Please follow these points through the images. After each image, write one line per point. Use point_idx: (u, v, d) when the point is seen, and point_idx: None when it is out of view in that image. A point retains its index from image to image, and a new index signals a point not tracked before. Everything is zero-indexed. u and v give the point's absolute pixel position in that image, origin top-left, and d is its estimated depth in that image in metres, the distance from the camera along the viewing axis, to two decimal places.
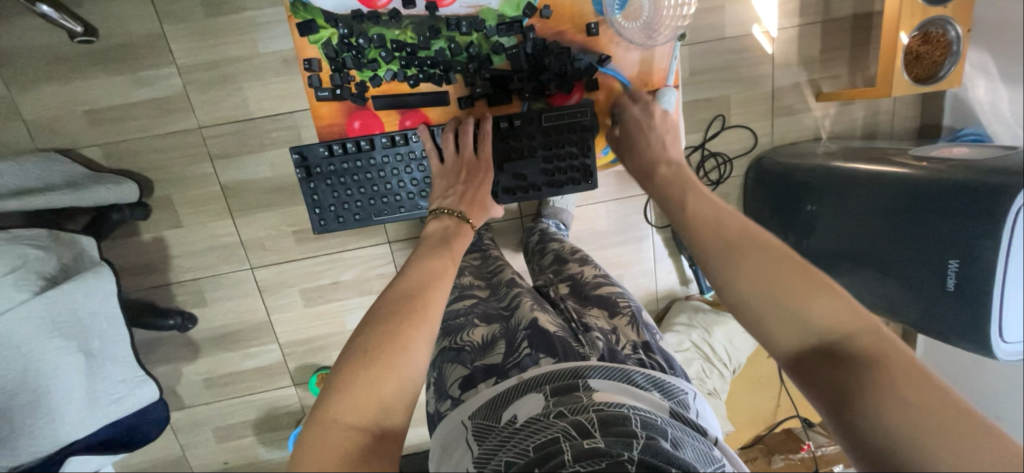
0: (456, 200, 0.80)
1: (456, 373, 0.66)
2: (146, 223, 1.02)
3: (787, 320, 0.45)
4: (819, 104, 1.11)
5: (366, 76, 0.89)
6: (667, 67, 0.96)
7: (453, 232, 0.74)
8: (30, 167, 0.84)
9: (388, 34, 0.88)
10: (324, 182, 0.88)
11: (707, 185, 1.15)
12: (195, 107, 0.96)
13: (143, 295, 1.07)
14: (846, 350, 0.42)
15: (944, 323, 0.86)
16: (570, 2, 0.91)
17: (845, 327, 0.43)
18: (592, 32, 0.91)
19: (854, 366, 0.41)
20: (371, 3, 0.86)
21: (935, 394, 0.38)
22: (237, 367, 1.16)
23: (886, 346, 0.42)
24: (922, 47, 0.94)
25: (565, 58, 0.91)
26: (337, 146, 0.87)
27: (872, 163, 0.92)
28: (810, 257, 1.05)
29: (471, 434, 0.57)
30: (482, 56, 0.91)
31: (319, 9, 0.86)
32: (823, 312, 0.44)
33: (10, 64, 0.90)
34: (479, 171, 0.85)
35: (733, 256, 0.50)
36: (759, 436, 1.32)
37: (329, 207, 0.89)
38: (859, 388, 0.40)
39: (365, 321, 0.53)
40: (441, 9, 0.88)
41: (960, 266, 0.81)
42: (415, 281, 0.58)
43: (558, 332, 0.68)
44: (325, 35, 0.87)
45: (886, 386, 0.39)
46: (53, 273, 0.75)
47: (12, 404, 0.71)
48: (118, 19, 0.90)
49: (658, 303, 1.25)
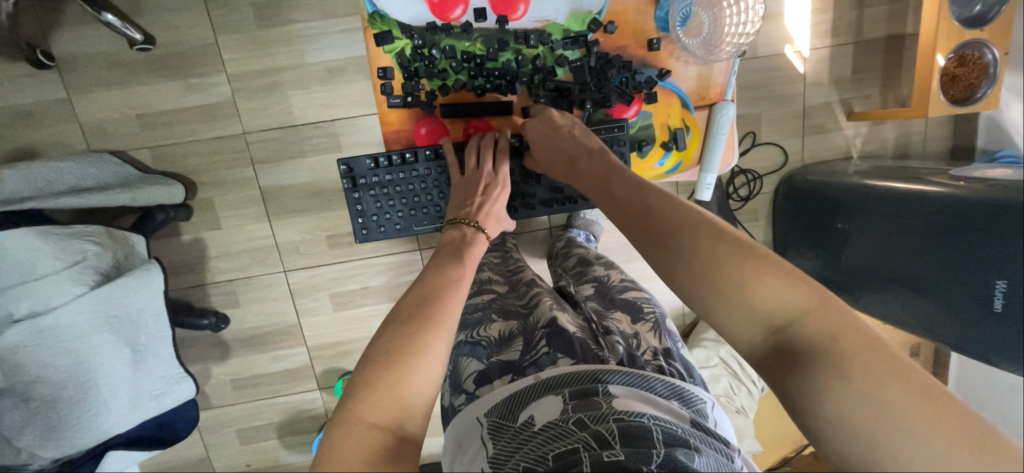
0: (474, 211, 0.81)
1: (471, 367, 0.68)
2: (187, 224, 1.05)
3: (739, 309, 0.47)
4: (850, 123, 1.12)
5: (435, 85, 0.93)
6: (724, 81, 0.98)
7: (470, 240, 0.74)
8: (88, 166, 0.88)
9: (459, 45, 0.92)
10: (368, 192, 0.91)
11: (736, 201, 1.16)
12: (242, 113, 1.00)
13: (181, 294, 1.09)
14: (798, 335, 0.45)
15: (986, 344, 0.84)
16: (633, 18, 0.94)
17: (793, 310, 0.45)
18: (654, 47, 0.94)
19: (807, 350, 0.44)
20: (444, 16, 0.90)
21: (887, 374, 0.40)
22: (264, 369, 1.17)
23: (832, 319, 0.44)
24: (958, 69, 0.94)
25: (626, 72, 0.94)
26: (382, 158, 0.90)
27: (908, 182, 0.92)
28: (841, 274, 1.04)
29: (486, 431, 0.57)
30: (547, 68, 0.93)
31: (396, 21, 0.90)
32: (770, 297, 0.46)
33: (71, 69, 0.94)
34: (496, 185, 0.86)
35: (671, 244, 0.52)
36: (786, 458, 1.28)
37: (371, 217, 0.91)
38: (809, 374, 0.42)
39: (386, 322, 0.54)
40: (510, 22, 0.91)
41: (1008, 286, 0.80)
42: (436, 285, 0.59)
43: (577, 333, 0.69)
44: (398, 45, 0.91)
45: (831, 366, 0.41)
46: (108, 269, 0.78)
47: (61, 396, 0.74)
48: (174, 28, 0.94)
49: (684, 318, 1.24)
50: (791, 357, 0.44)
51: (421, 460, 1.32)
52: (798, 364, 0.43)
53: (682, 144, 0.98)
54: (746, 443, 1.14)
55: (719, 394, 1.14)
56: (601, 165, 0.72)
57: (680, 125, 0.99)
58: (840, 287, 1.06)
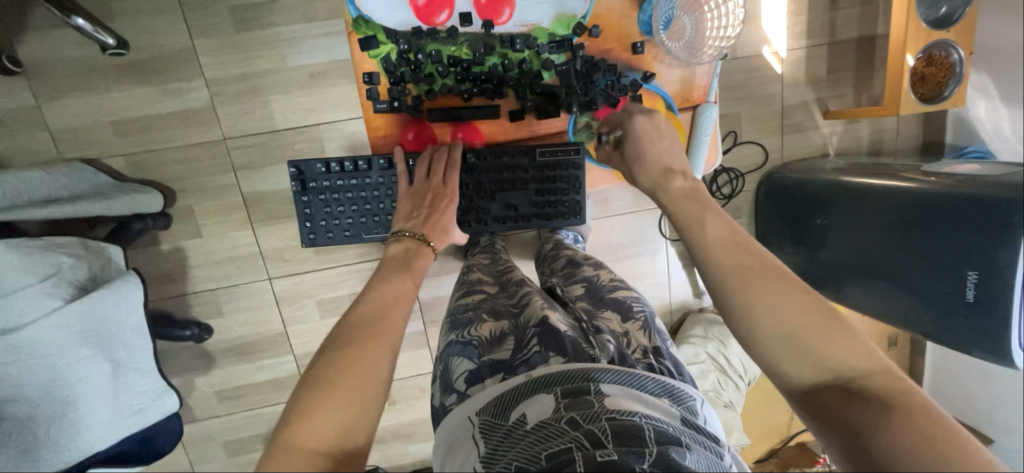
0: (420, 224, 0.79)
1: (462, 366, 0.68)
2: (166, 233, 1.03)
3: (805, 353, 0.50)
4: (827, 121, 1.15)
5: (421, 89, 0.93)
6: (707, 84, 0.99)
7: (413, 254, 0.72)
8: (60, 176, 0.85)
9: (444, 50, 0.92)
10: (317, 196, 0.90)
11: (719, 199, 1.18)
12: (222, 119, 0.97)
13: (161, 305, 1.07)
14: (859, 389, 0.47)
15: (958, 333, 0.88)
16: (617, 22, 0.95)
17: (858, 368, 0.48)
18: (638, 50, 0.95)
19: (865, 400, 0.46)
20: (429, 20, 0.90)
21: (948, 438, 0.42)
22: (250, 379, 1.14)
23: (896, 387, 0.46)
24: (927, 69, 0.98)
25: (612, 75, 0.95)
26: (334, 164, 0.89)
27: (882, 177, 0.96)
28: (821, 268, 1.07)
29: (478, 430, 0.57)
30: (533, 72, 0.94)
31: (381, 25, 0.89)
32: (837, 351, 0.49)
33: (40, 75, 0.91)
34: (444, 197, 0.84)
35: (754, 281, 0.53)
36: (774, 450, 1.31)
37: (320, 222, 0.91)
38: (886, 425, 0.44)
39: (326, 343, 0.53)
40: (496, 26, 0.91)
41: (978, 277, 0.82)
42: (376, 304, 0.58)
43: (568, 333, 0.70)
44: (384, 50, 0.90)
45: (893, 419, 0.44)
46: (85, 281, 0.76)
47: (37, 414, 0.72)
48: (148, 33, 0.92)
49: (672, 315, 1.26)
50: (850, 401, 0.47)
51: (415, 466, 1.30)
52: (861, 412, 0.45)
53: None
54: (734, 437, 1.17)
55: (707, 389, 1.16)
56: (688, 189, 0.67)
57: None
58: (821, 281, 1.09)
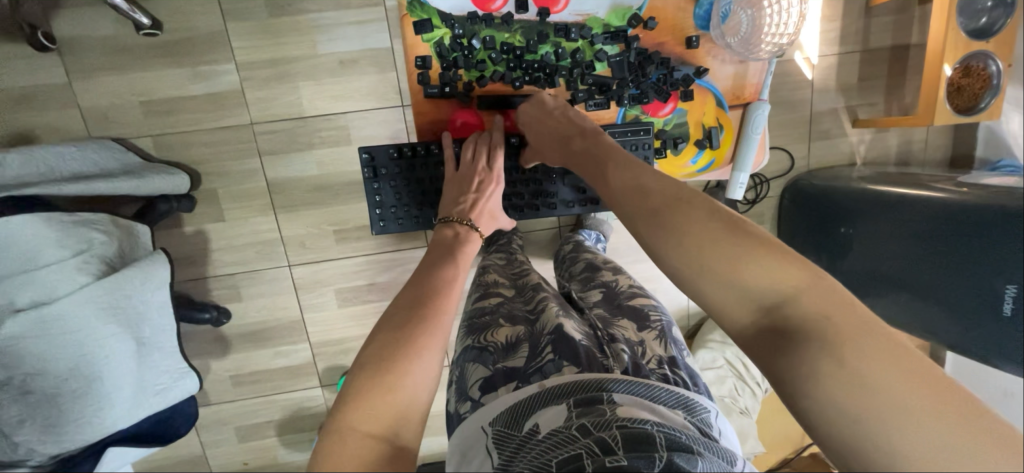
0: (468, 209, 0.80)
1: (477, 373, 0.67)
2: (190, 216, 1.03)
3: (729, 289, 0.44)
4: (855, 129, 1.14)
5: (473, 76, 0.93)
6: (760, 81, 0.99)
7: (463, 239, 0.74)
8: (90, 152, 0.85)
9: (498, 36, 0.92)
10: (389, 182, 0.90)
11: (742, 204, 1.16)
12: (251, 103, 0.97)
13: (181, 287, 1.07)
14: (784, 313, 0.42)
15: (988, 346, 0.87)
16: (672, 15, 0.94)
17: (782, 289, 0.42)
18: (693, 44, 0.94)
19: (792, 327, 0.41)
20: (485, 6, 0.90)
21: (871, 348, 0.37)
22: (265, 365, 1.14)
23: (824, 298, 0.41)
24: (963, 80, 0.97)
25: (665, 69, 0.95)
26: (406, 148, 0.90)
27: (915, 188, 0.93)
28: (845, 278, 1.05)
29: (491, 440, 0.56)
30: (586, 62, 0.93)
31: (436, 9, 0.89)
32: (755, 275, 0.43)
33: (73, 53, 0.91)
34: (490, 182, 0.85)
35: (661, 221, 0.49)
36: (786, 460, 1.30)
37: (390, 208, 0.91)
38: (800, 356, 0.39)
39: (377, 326, 0.52)
40: (552, 15, 0.92)
41: (1018, 291, 0.82)
42: (426, 290, 0.57)
43: (583, 341, 0.69)
44: (437, 34, 0.90)
45: (813, 345, 0.39)
46: (113, 258, 0.78)
47: (64, 390, 0.71)
48: (182, 14, 0.92)
49: (690, 319, 1.25)
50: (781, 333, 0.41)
51: (424, 460, 1.30)
52: (790, 341, 0.40)
53: (716, 142, 1.00)
54: (747, 445, 1.15)
55: (723, 394, 1.16)
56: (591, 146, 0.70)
57: (714, 124, 1.00)
58: (844, 291, 1.07)
